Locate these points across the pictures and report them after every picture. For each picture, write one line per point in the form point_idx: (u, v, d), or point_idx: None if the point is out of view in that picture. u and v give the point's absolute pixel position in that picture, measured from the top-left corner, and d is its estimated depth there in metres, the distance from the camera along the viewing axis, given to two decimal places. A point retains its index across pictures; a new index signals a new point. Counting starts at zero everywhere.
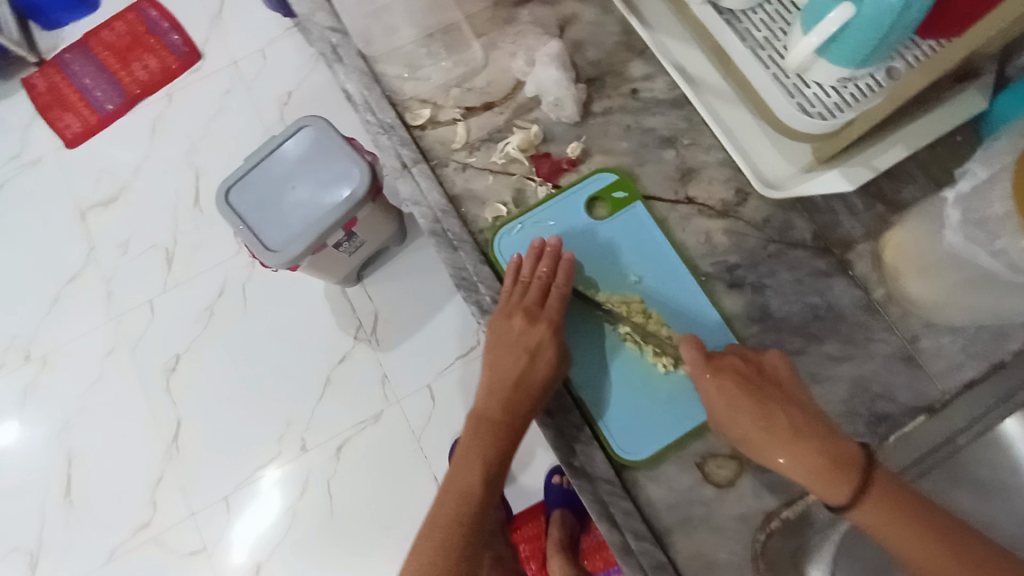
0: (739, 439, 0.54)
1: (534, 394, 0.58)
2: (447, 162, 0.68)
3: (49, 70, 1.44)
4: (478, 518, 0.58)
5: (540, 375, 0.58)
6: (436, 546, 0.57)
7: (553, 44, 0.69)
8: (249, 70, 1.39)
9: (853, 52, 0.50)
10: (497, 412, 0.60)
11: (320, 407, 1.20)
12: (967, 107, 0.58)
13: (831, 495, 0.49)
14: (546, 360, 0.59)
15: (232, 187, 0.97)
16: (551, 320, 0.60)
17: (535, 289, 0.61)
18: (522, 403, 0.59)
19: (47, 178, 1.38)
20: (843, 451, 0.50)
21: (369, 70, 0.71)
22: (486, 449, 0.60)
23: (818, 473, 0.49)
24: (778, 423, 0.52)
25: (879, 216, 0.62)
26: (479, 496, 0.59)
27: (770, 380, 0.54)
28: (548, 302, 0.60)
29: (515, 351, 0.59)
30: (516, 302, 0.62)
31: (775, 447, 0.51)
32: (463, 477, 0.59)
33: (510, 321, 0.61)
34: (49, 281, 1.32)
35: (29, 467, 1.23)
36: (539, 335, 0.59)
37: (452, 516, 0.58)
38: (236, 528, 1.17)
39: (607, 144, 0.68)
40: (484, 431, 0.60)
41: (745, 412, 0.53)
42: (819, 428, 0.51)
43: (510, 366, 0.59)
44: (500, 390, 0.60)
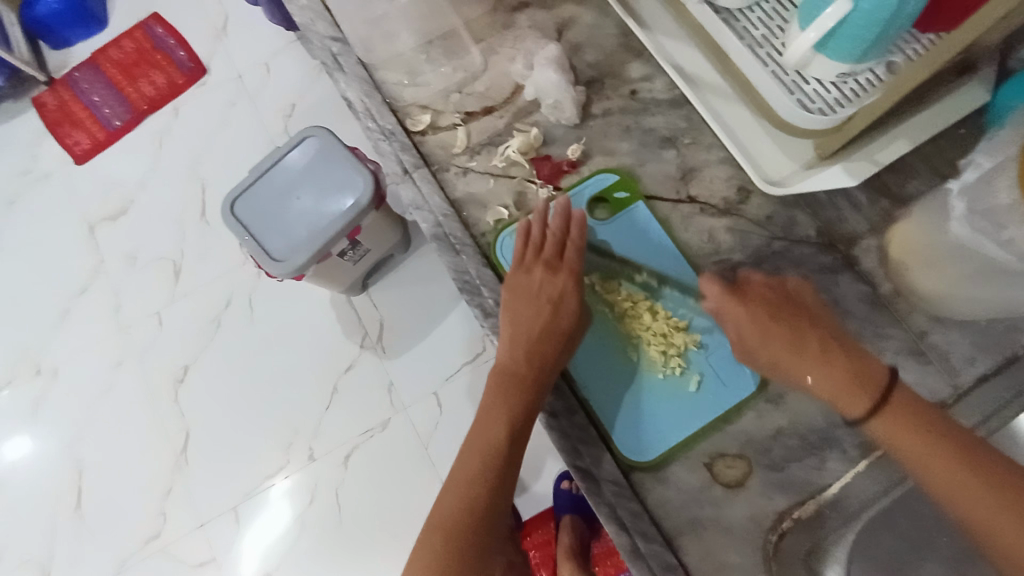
0: (765, 364, 0.55)
1: (559, 343, 0.58)
2: (448, 166, 0.68)
3: (57, 88, 1.47)
4: (504, 468, 0.60)
5: (564, 325, 0.59)
6: (467, 497, 0.58)
7: (552, 47, 0.69)
8: (253, 83, 1.41)
9: (853, 46, 0.50)
10: (519, 366, 0.59)
11: (327, 414, 1.21)
12: (968, 99, 0.58)
13: (850, 403, 0.50)
14: (569, 309, 0.59)
15: (237, 197, 0.98)
16: (571, 271, 0.60)
17: (553, 244, 0.62)
18: (547, 354, 0.58)
19: (58, 194, 1.41)
20: (866, 367, 0.51)
21: (369, 78, 0.71)
22: (511, 406, 0.58)
23: (822, 376, 0.52)
24: (787, 329, 0.54)
25: (884, 211, 0.62)
26: (504, 450, 0.59)
27: (782, 296, 0.57)
28: (568, 253, 0.61)
29: (536, 304, 0.60)
30: (535, 255, 0.62)
31: (777, 347, 0.54)
32: (487, 433, 0.60)
33: (529, 275, 0.61)
34: (60, 294, 1.34)
35: (41, 479, 1.24)
36: (560, 285, 0.60)
37: (479, 470, 0.59)
38: (246, 537, 1.17)
39: (608, 146, 0.68)
40: (506, 386, 0.59)
41: (750, 318, 0.56)
42: (843, 345, 0.53)
43: (533, 318, 0.59)
44: (522, 343, 0.59)
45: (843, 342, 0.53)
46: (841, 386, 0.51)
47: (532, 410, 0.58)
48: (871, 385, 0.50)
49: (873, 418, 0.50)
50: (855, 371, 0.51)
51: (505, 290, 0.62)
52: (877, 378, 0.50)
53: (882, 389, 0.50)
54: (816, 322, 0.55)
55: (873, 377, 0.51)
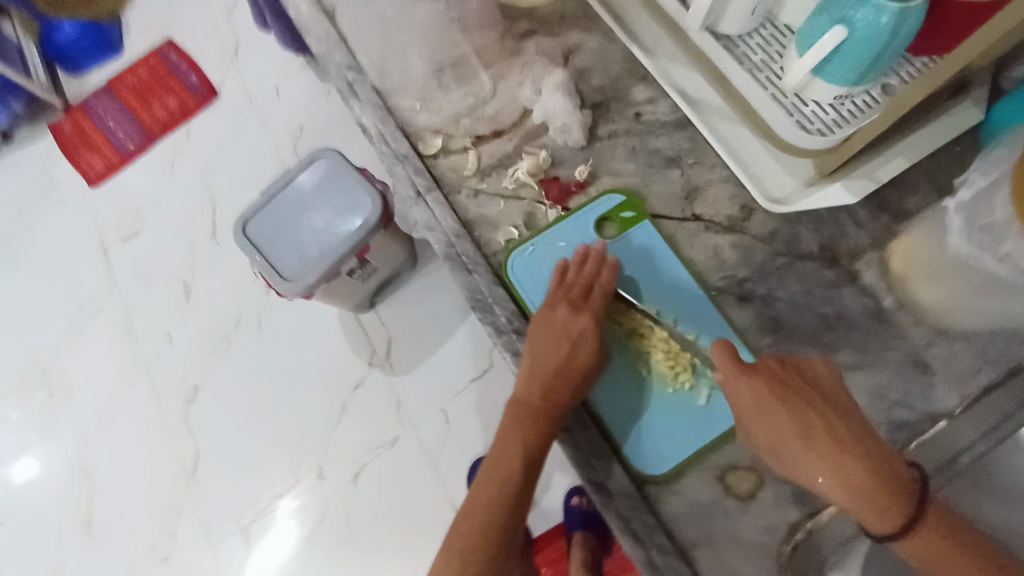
0: (769, 447, 0.54)
1: (576, 381, 0.59)
2: (459, 188, 0.70)
3: (74, 113, 1.51)
4: (518, 498, 0.61)
5: (583, 363, 0.60)
6: (480, 527, 0.59)
7: (559, 73, 0.72)
8: (264, 106, 1.46)
9: (851, 69, 0.52)
10: (537, 399, 0.60)
11: (335, 431, 1.21)
12: (966, 117, 0.59)
13: (865, 507, 0.49)
14: (588, 348, 0.60)
15: (249, 220, 1.00)
16: (595, 312, 0.62)
17: (580, 285, 0.63)
18: (564, 390, 0.59)
19: (73, 217, 1.44)
20: (878, 463, 0.50)
21: (383, 104, 0.74)
22: (526, 435, 0.60)
23: (866, 496, 0.49)
24: (814, 430, 0.52)
25: (885, 226, 0.63)
26: (518, 478, 0.61)
27: (820, 398, 0.54)
28: (593, 296, 0.63)
29: (557, 340, 0.61)
30: (559, 295, 0.64)
31: (822, 462, 0.51)
32: (504, 462, 0.61)
33: (553, 312, 0.63)
34: (73, 314, 1.37)
35: (52, 499, 1.25)
36: (581, 325, 0.61)
37: (493, 499, 0.60)
38: (254, 555, 1.17)
39: (614, 166, 0.70)
40: (523, 416, 0.61)
41: (793, 426, 0.52)
42: (853, 434, 0.52)
43: (553, 354, 0.60)
44: (542, 377, 0.61)
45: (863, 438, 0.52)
46: (884, 506, 0.49)
47: (548, 444, 0.59)
48: (887, 486, 0.49)
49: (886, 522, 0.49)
50: (895, 487, 0.49)
51: (530, 324, 0.64)
52: (890, 473, 0.50)
53: (899, 491, 0.49)
54: (853, 430, 0.52)
55: (895, 479, 0.49)
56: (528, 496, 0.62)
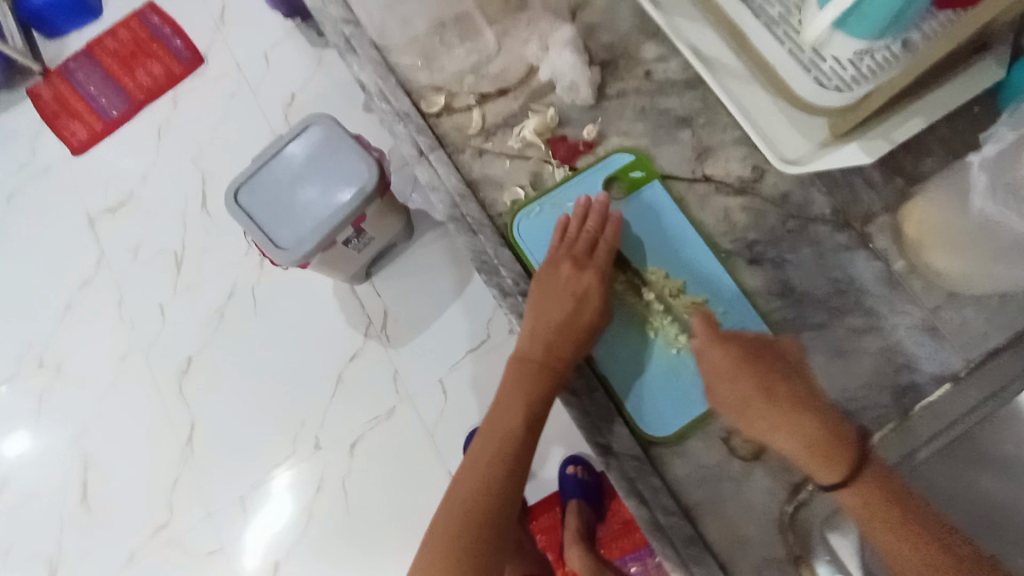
0: (735, 407, 0.54)
1: (579, 337, 0.59)
2: (463, 148, 0.68)
3: (53, 78, 1.44)
4: (520, 454, 0.61)
5: (586, 318, 0.59)
6: (483, 483, 0.59)
7: (567, 29, 0.69)
8: (254, 72, 1.40)
9: (871, 25, 0.50)
10: (541, 354, 0.60)
11: (333, 404, 1.21)
12: (986, 77, 0.57)
13: (821, 470, 0.50)
14: (592, 304, 0.59)
15: (241, 187, 0.97)
16: (600, 269, 0.61)
17: (584, 242, 0.62)
18: (567, 345, 0.59)
19: (56, 186, 1.39)
20: (838, 431, 0.51)
21: (382, 60, 0.71)
22: (529, 392, 0.60)
23: (810, 446, 0.50)
24: (780, 395, 0.53)
25: (898, 190, 0.62)
26: (520, 434, 0.61)
27: (777, 359, 0.55)
28: (598, 252, 0.61)
29: (561, 297, 0.60)
30: (562, 251, 0.62)
31: (766, 412, 0.52)
32: (506, 418, 0.61)
33: (557, 270, 0.61)
34: (60, 287, 1.33)
35: (45, 473, 1.24)
36: (586, 282, 0.60)
37: (496, 454, 0.60)
38: (252, 529, 1.17)
39: (623, 127, 0.68)
40: (525, 374, 0.60)
41: (742, 379, 0.54)
42: (815, 402, 0.53)
43: (557, 311, 0.59)
44: (545, 334, 0.60)
45: (826, 407, 0.53)
46: (830, 464, 0.49)
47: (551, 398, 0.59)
48: (846, 451, 0.49)
49: (845, 486, 0.49)
50: (838, 439, 0.50)
51: (533, 281, 0.63)
52: (848, 440, 0.50)
53: (855, 457, 0.49)
54: (806, 388, 0.54)
55: (852, 446, 0.49)
56: (530, 453, 0.62)
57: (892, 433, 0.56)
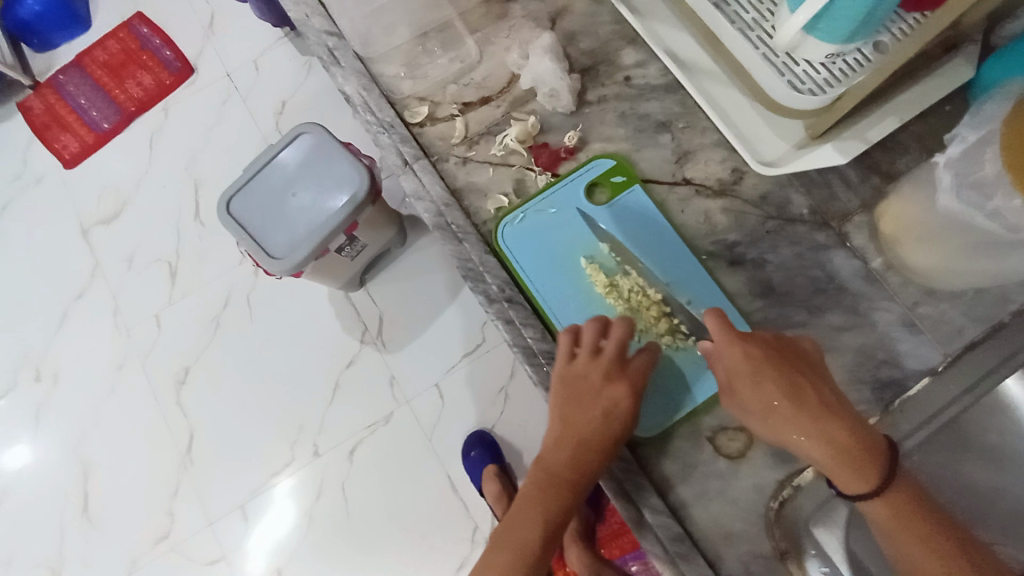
0: (758, 411, 0.52)
1: (603, 452, 0.55)
2: (447, 157, 0.69)
3: (43, 91, 1.45)
4: (534, 567, 0.57)
5: (614, 435, 0.55)
6: None
7: (547, 36, 0.69)
8: (244, 81, 1.41)
9: (842, 28, 0.51)
10: (564, 467, 0.56)
11: (330, 410, 1.22)
12: (957, 77, 0.59)
13: (848, 475, 0.49)
14: (621, 418, 0.55)
15: (233, 196, 0.98)
16: (633, 382, 0.56)
17: (618, 351, 0.57)
18: (594, 460, 0.55)
19: (49, 198, 1.40)
20: (864, 435, 0.50)
21: (366, 71, 0.72)
22: (548, 508, 0.56)
23: (841, 455, 0.49)
24: (808, 400, 0.51)
25: (875, 188, 0.63)
26: (533, 555, 0.57)
27: (800, 363, 0.53)
28: (633, 367, 0.57)
29: (591, 407, 0.56)
30: (591, 358, 0.57)
31: (799, 422, 0.50)
32: (522, 529, 0.57)
33: (588, 375, 0.57)
34: (55, 298, 1.34)
35: (45, 484, 1.24)
36: (618, 395, 0.56)
37: (508, 567, 0.57)
38: (254, 535, 1.18)
39: (605, 132, 0.69)
40: (547, 488, 0.56)
41: (771, 386, 0.51)
42: (839, 404, 0.51)
43: (586, 421, 0.56)
44: (570, 446, 0.56)
45: (848, 409, 0.52)
46: (857, 469, 0.49)
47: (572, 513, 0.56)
48: (872, 455, 0.49)
49: (870, 488, 0.49)
50: (870, 448, 0.49)
51: (557, 380, 0.58)
52: (873, 444, 0.50)
53: (880, 460, 0.49)
54: (830, 390, 0.52)
55: (878, 449, 0.50)
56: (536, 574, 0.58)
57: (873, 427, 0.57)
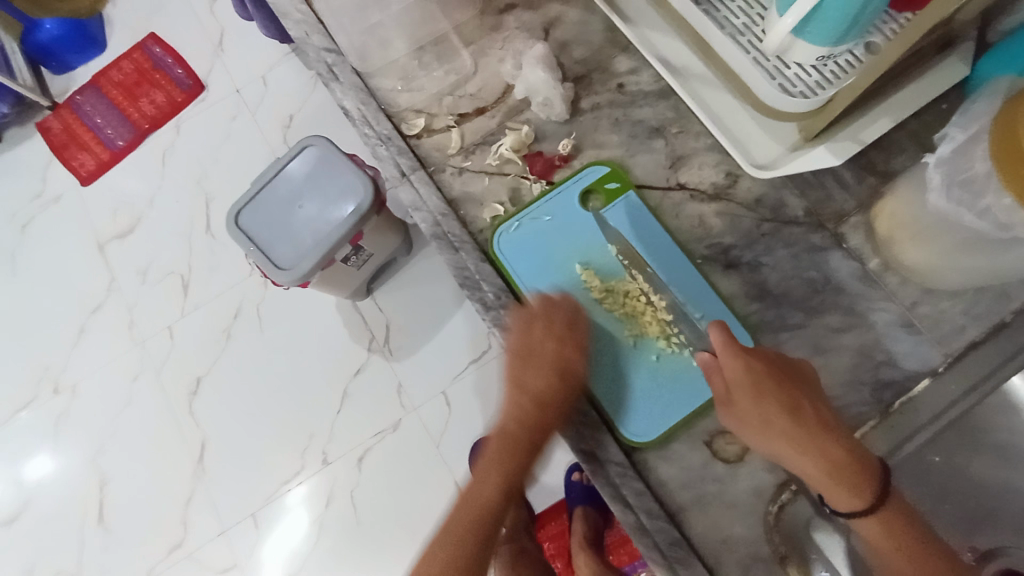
0: (758, 429, 0.52)
1: (555, 410, 0.59)
2: (443, 167, 0.70)
3: (62, 112, 1.50)
4: (495, 520, 0.61)
5: (564, 393, 0.59)
6: (458, 541, 0.61)
7: (539, 46, 0.71)
8: (253, 96, 1.44)
9: (831, 30, 0.51)
10: (520, 425, 0.60)
11: (339, 418, 1.23)
12: (950, 75, 0.59)
13: (844, 492, 0.50)
14: (569, 378, 0.59)
15: (242, 210, 1.00)
16: (576, 342, 0.60)
17: (559, 314, 0.61)
18: (547, 418, 0.59)
19: (68, 215, 1.44)
20: (859, 454, 0.50)
21: (364, 86, 0.74)
22: (506, 464, 0.60)
23: (837, 473, 0.50)
24: (807, 418, 0.51)
25: (871, 188, 0.63)
26: (495, 504, 0.61)
27: (799, 381, 0.53)
28: (575, 328, 0.61)
29: (540, 369, 0.59)
30: (542, 322, 0.61)
31: (798, 439, 0.51)
32: (484, 484, 0.61)
33: (535, 340, 0.60)
34: (73, 312, 1.38)
35: (65, 494, 1.27)
36: (564, 356, 0.59)
37: (470, 520, 0.61)
38: (266, 543, 1.20)
39: (598, 139, 0.70)
40: (504, 445, 0.60)
41: (773, 403, 0.51)
42: (835, 423, 0.52)
43: (537, 382, 0.59)
44: (525, 406, 0.60)
45: (844, 429, 0.52)
46: (852, 486, 0.49)
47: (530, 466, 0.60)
48: (867, 474, 0.50)
49: (864, 506, 0.50)
50: (864, 465, 0.50)
51: (507, 345, 0.62)
52: (867, 463, 0.50)
53: (875, 479, 0.50)
54: (827, 410, 0.53)
55: (872, 468, 0.50)
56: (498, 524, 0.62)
57: (873, 429, 0.57)
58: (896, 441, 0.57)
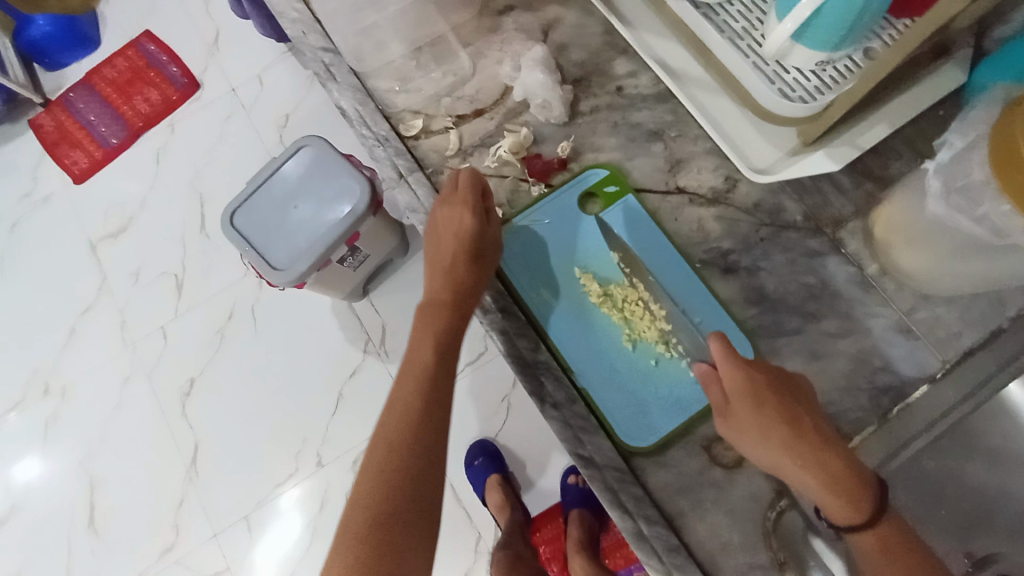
0: (758, 439, 0.51)
1: (462, 261, 0.61)
2: (441, 169, 0.70)
3: (54, 109, 1.48)
4: (434, 401, 0.57)
5: (467, 244, 0.61)
6: (396, 432, 0.55)
7: (538, 48, 0.70)
8: (248, 95, 1.43)
9: (827, 35, 0.51)
10: (440, 294, 0.61)
11: (334, 420, 1.22)
12: (947, 81, 0.59)
13: (843, 508, 0.48)
14: (467, 231, 0.61)
15: (237, 209, 0.99)
16: (469, 200, 0.62)
17: (452, 186, 0.64)
18: (462, 274, 0.61)
19: (60, 214, 1.42)
20: (862, 472, 0.49)
21: (361, 86, 0.73)
22: (434, 333, 0.60)
23: (837, 488, 0.48)
24: (808, 431, 0.50)
25: (868, 193, 0.63)
26: (431, 378, 0.58)
27: (800, 393, 0.53)
28: (465, 188, 0.63)
29: (445, 236, 0.62)
30: (448, 209, 0.63)
31: (798, 451, 0.49)
32: (415, 367, 0.59)
33: (438, 215, 0.63)
34: (64, 312, 1.36)
35: (54, 496, 1.25)
36: (460, 213, 0.62)
37: (406, 404, 0.56)
38: (259, 546, 1.18)
39: (596, 142, 0.69)
40: (429, 319, 0.61)
41: (772, 412, 0.51)
42: (837, 438, 0.51)
43: (444, 248, 0.62)
44: (442, 285, 0.61)
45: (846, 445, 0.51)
46: (852, 503, 0.48)
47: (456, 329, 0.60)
48: (868, 492, 0.48)
49: (864, 525, 0.48)
50: (866, 482, 0.49)
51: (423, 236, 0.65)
52: (869, 481, 0.49)
53: (876, 498, 0.48)
54: (828, 423, 0.52)
55: (874, 487, 0.49)
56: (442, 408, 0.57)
57: (870, 435, 0.56)
58: (893, 447, 0.57)
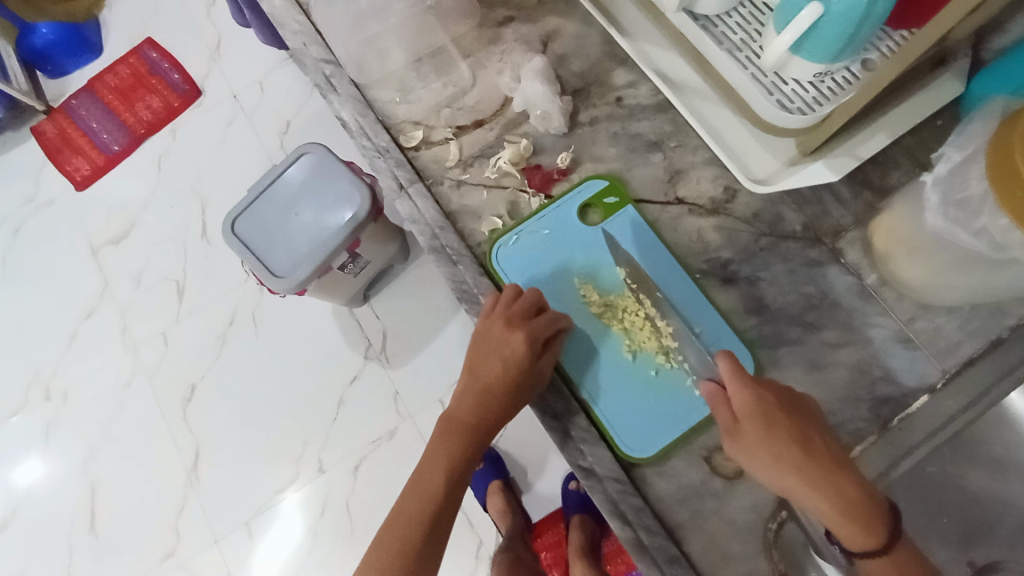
0: (771, 462, 0.50)
1: (502, 398, 0.59)
2: (442, 180, 0.70)
3: (56, 116, 1.49)
4: (440, 513, 0.61)
5: (514, 381, 0.58)
6: (405, 523, 0.61)
7: (538, 59, 0.71)
8: (250, 102, 1.44)
9: (828, 46, 0.51)
10: (467, 415, 0.61)
11: (335, 426, 1.22)
12: (945, 90, 0.59)
13: (856, 531, 0.48)
14: (518, 367, 0.58)
15: (238, 217, 0.99)
16: (530, 334, 0.59)
17: (511, 305, 0.60)
18: (494, 409, 0.60)
19: (62, 219, 1.43)
20: (871, 493, 0.50)
21: (362, 97, 0.73)
22: (451, 452, 0.61)
23: (849, 510, 0.49)
24: (818, 451, 0.50)
25: (867, 204, 0.63)
26: (440, 495, 0.61)
27: (807, 413, 0.53)
28: (530, 320, 0.60)
29: (492, 358, 0.60)
30: (495, 327, 0.60)
31: (810, 472, 0.49)
32: (428, 475, 0.62)
33: (489, 329, 0.61)
34: (66, 317, 1.36)
35: (55, 501, 1.26)
36: (514, 345, 0.58)
37: (416, 510, 0.61)
38: (259, 551, 1.18)
39: (596, 152, 0.70)
40: (451, 434, 0.61)
41: (783, 433, 0.51)
42: (844, 457, 0.51)
43: (488, 370, 0.60)
44: (471, 405, 0.61)
45: (853, 464, 0.51)
46: (865, 526, 0.48)
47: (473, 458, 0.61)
48: (879, 513, 0.49)
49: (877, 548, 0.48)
50: (875, 503, 0.49)
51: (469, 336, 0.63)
52: (878, 501, 0.49)
53: (887, 518, 0.49)
54: (834, 442, 0.52)
55: (882, 506, 0.49)
56: (446, 516, 0.62)
57: (870, 445, 0.57)
58: (892, 457, 0.57)
